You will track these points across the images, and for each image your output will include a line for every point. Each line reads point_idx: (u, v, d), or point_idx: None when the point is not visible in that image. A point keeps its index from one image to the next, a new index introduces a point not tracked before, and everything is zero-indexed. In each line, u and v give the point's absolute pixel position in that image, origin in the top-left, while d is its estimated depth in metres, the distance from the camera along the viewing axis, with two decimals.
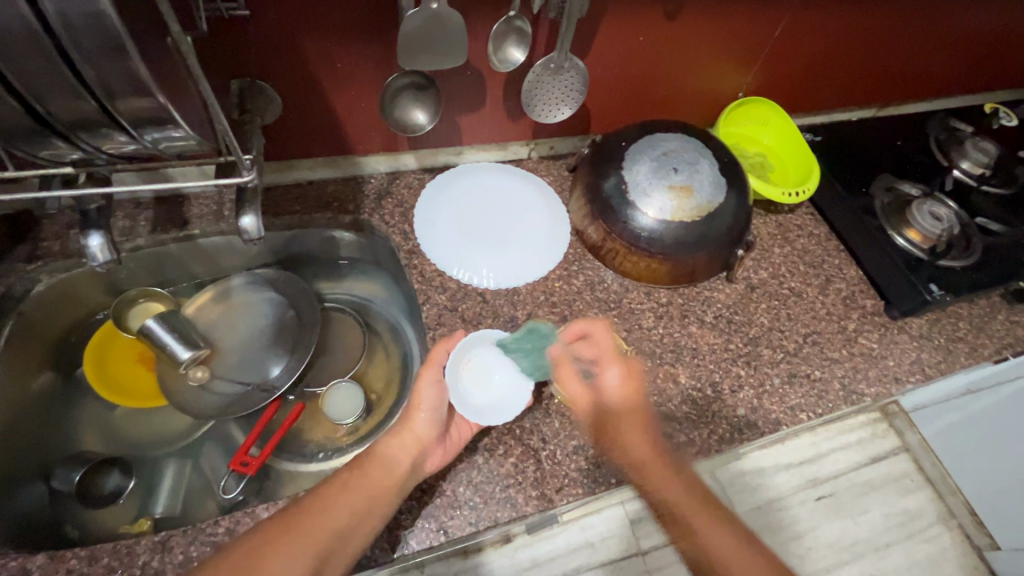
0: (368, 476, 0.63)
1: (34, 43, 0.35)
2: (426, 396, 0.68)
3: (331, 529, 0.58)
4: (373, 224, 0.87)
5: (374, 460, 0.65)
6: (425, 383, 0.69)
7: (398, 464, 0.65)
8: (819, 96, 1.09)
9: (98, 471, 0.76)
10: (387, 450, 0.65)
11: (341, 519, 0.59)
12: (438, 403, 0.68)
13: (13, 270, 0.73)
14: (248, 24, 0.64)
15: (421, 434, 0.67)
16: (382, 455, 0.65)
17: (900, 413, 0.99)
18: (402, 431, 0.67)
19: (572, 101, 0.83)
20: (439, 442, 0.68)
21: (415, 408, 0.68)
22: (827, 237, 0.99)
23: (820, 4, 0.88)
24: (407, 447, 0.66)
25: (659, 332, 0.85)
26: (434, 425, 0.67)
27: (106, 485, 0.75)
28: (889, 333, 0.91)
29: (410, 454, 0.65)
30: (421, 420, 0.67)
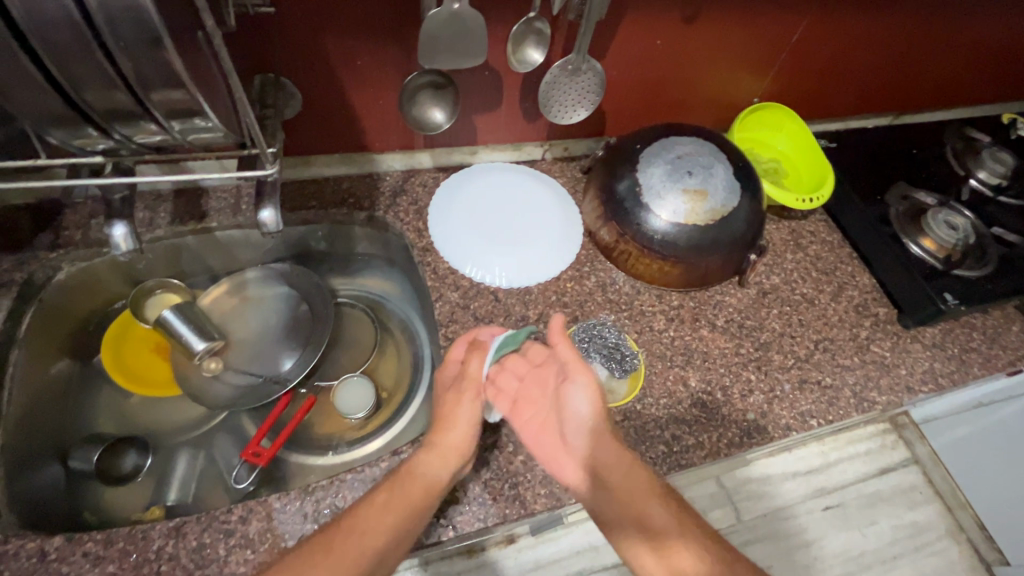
0: (405, 498, 0.59)
1: (76, 32, 0.36)
2: (458, 413, 0.64)
3: (369, 555, 0.55)
4: (388, 221, 0.88)
5: (410, 480, 0.61)
6: (460, 403, 0.65)
7: (435, 483, 0.61)
8: (835, 102, 1.08)
9: (113, 453, 0.78)
10: (423, 469, 0.61)
11: (378, 545, 0.56)
12: (470, 421, 0.64)
13: (36, 257, 0.74)
14: (272, 20, 0.65)
15: (454, 451, 0.63)
16: (418, 473, 0.61)
17: (911, 425, 1.01)
18: (439, 446, 0.63)
19: (588, 103, 0.84)
20: (469, 457, 0.65)
21: (447, 424, 0.64)
22: (841, 244, 0.99)
23: (838, 11, 0.88)
24: (445, 464, 0.62)
25: (670, 335, 0.85)
26: (468, 442, 0.64)
27: (123, 465, 0.78)
28: (902, 341, 0.91)
29: (448, 472, 0.62)
30: (455, 437, 0.63)
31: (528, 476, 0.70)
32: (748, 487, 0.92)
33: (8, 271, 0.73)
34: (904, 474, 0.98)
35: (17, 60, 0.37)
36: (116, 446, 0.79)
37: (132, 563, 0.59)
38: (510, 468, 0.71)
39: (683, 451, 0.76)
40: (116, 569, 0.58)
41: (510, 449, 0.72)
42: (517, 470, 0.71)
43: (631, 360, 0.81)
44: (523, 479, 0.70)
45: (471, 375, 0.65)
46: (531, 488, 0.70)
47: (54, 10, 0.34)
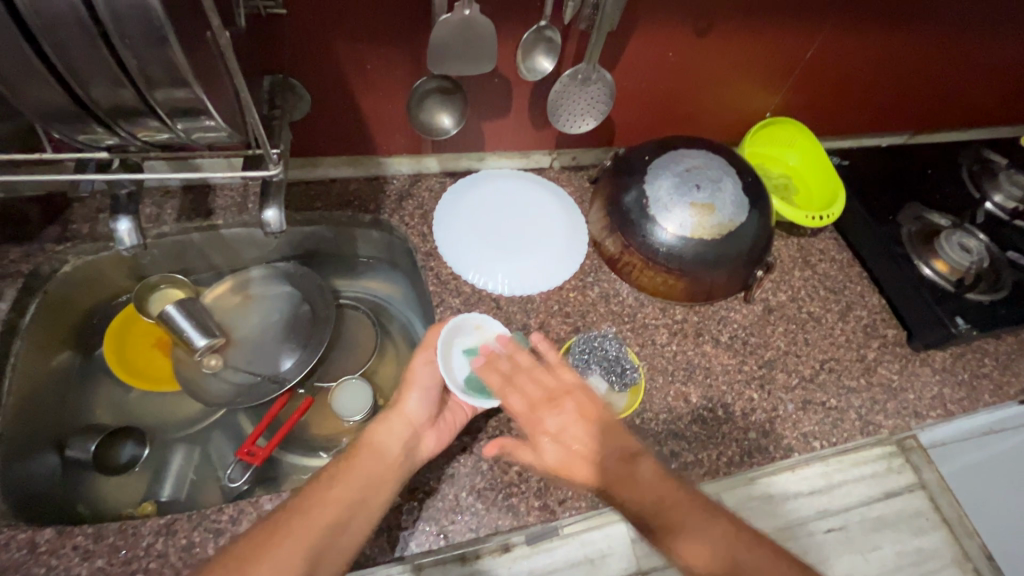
0: (357, 466, 0.62)
1: (83, 30, 0.36)
2: (420, 376, 0.70)
3: (325, 522, 0.57)
4: (393, 225, 0.88)
5: (363, 449, 0.64)
6: (419, 364, 0.70)
7: (389, 451, 0.64)
8: (848, 120, 1.07)
9: (109, 445, 0.78)
10: (375, 437, 0.65)
11: (334, 512, 0.58)
12: (432, 383, 0.70)
13: (43, 250, 0.75)
14: (284, 22, 0.66)
15: (412, 416, 0.67)
16: (371, 441, 0.64)
17: (918, 448, 0.93)
18: (393, 415, 0.67)
19: (597, 113, 0.84)
20: (429, 425, 0.68)
21: (407, 388, 0.69)
22: (850, 263, 0.97)
23: (854, 28, 0.87)
24: (398, 432, 0.66)
25: (672, 349, 0.84)
26: (425, 408, 0.68)
27: (120, 456, 0.78)
28: (910, 365, 0.89)
29: (401, 440, 0.65)
30: (412, 403, 0.68)
31: (523, 488, 0.69)
32: (750, 504, 0.86)
33: (15, 262, 0.74)
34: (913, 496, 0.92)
35: (24, 55, 0.37)
36: (112, 437, 0.79)
37: (121, 559, 0.59)
38: (505, 479, 0.70)
39: (682, 469, 0.75)
40: (105, 564, 0.58)
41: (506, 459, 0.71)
42: (512, 480, 0.70)
43: (631, 373, 0.79)
44: (517, 490, 0.69)
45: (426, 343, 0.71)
46: (526, 499, 0.69)
47: (62, 7, 0.35)
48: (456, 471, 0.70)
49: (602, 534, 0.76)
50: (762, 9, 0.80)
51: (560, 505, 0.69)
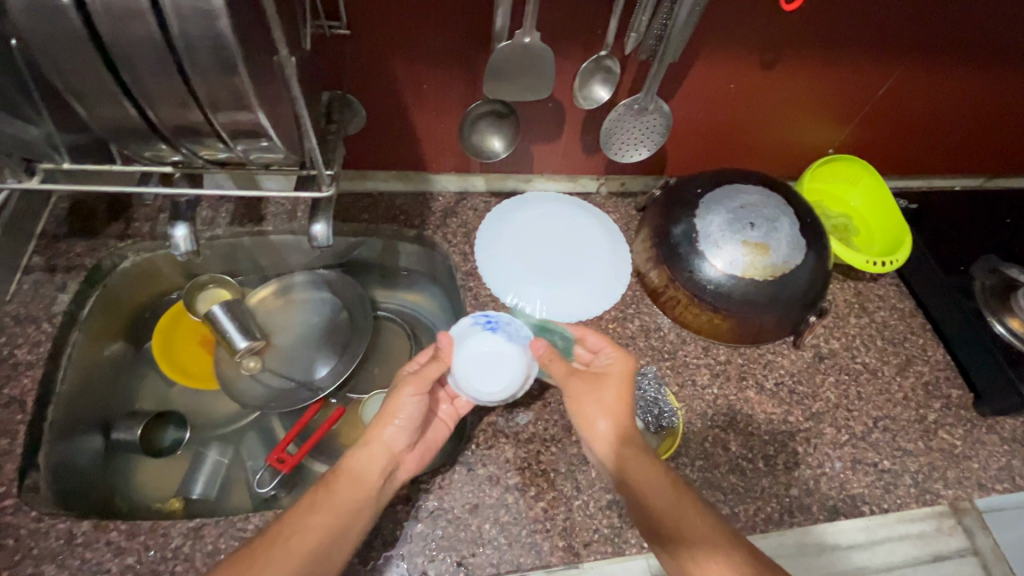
0: (336, 493, 0.59)
1: (160, 56, 0.38)
2: (402, 406, 0.64)
3: (309, 554, 0.55)
4: (435, 241, 0.87)
5: (343, 476, 0.61)
6: (405, 394, 0.64)
7: (370, 478, 0.61)
8: (920, 160, 1.01)
9: (153, 427, 0.82)
10: (355, 465, 0.62)
11: (314, 544, 0.55)
12: (412, 417, 0.64)
13: (106, 246, 0.78)
14: (348, 42, 0.67)
15: (391, 443, 0.63)
16: (354, 471, 0.61)
17: (974, 511, 0.78)
18: (371, 443, 0.63)
19: (651, 143, 0.82)
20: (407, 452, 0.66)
21: (385, 418, 0.64)
22: (912, 313, 0.91)
23: (933, 67, 0.82)
24: (380, 457, 0.63)
25: (713, 392, 0.81)
26: (403, 436, 0.64)
27: (163, 439, 0.82)
28: (975, 430, 0.82)
29: (383, 464, 0.63)
30: (391, 431, 0.63)
31: (548, 525, 0.67)
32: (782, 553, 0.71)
33: (80, 255, 0.77)
34: (963, 561, 0.79)
35: (101, 76, 0.39)
36: (155, 421, 0.82)
37: (151, 557, 0.60)
38: (529, 514, 0.68)
39: None
40: (135, 561, 0.60)
41: (532, 494, 0.69)
42: (538, 516, 0.68)
43: (669, 417, 0.77)
44: (541, 527, 0.67)
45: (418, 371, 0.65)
46: (550, 538, 0.67)
47: (141, 35, 0.36)
48: (481, 501, 0.68)
49: (622, 569, 0.66)
50: (835, 43, 0.76)
51: (584, 547, 0.67)
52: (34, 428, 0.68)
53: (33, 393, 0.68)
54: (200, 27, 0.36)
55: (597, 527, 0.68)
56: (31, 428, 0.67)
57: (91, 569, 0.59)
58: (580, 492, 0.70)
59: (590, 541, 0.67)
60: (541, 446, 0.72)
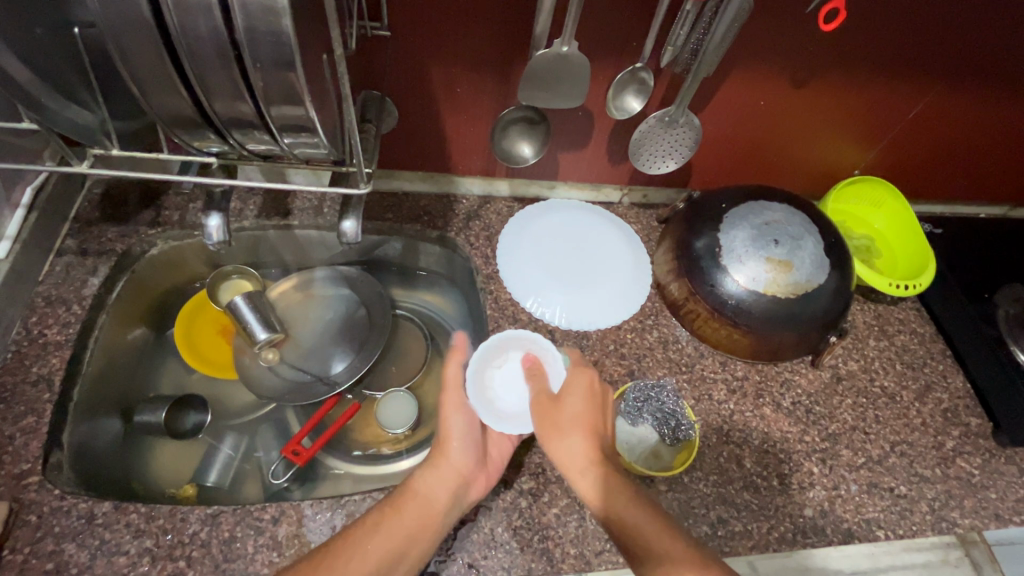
0: (402, 513, 0.60)
1: (222, 48, 0.39)
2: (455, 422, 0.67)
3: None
4: (458, 243, 0.88)
5: (411, 499, 0.61)
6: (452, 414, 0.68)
7: (436, 499, 0.62)
8: (945, 185, 1.00)
9: (175, 411, 0.81)
10: (421, 486, 0.63)
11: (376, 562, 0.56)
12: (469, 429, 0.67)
13: (136, 232, 0.79)
14: (387, 44, 0.68)
15: (457, 462, 0.64)
16: (417, 493, 0.62)
17: (980, 543, 0.79)
18: (439, 463, 0.64)
19: (680, 156, 0.82)
20: (477, 468, 0.65)
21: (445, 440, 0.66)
22: (933, 339, 0.91)
23: (964, 93, 0.82)
24: (446, 481, 0.63)
25: (730, 408, 0.80)
26: (469, 452, 0.65)
27: (186, 422, 0.82)
28: (994, 460, 0.81)
29: (449, 488, 0.62)
30: (456, 449, 0.65)
31: (560, 532, 0.67)
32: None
33: (111, 240, 0.79)
34: None
35: (164, 67, 0.41)
36: (177, 406, 0.82)
37: (168, 541, 0.61)
38: (542, 520, 0.68)
39: (728, 538, 0.71)
40: (152, 544, 0.61)
41: (545, 499, 0.69)
42: (550, 523, 0.68)
43: (685, 430, 0.76)
44: (553, 535, 0.67)
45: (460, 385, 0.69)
46: (561, 545, 0.67)
47: (207, 30, 0.38)
48: (495, 504, 0.68)
49: None
50: (867, 67, 0.77)
51: (595, 556, 0.67)
52: (59, 408, 0.69)
53: (60, 372, 0.70)
54: (264, 24, 0.37)
55: (609, 536, 0.68)
56: (57, 409, 0.68)
57: (110, 550, 0.60)
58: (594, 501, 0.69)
59: (601, 550, 0.67)
60: None
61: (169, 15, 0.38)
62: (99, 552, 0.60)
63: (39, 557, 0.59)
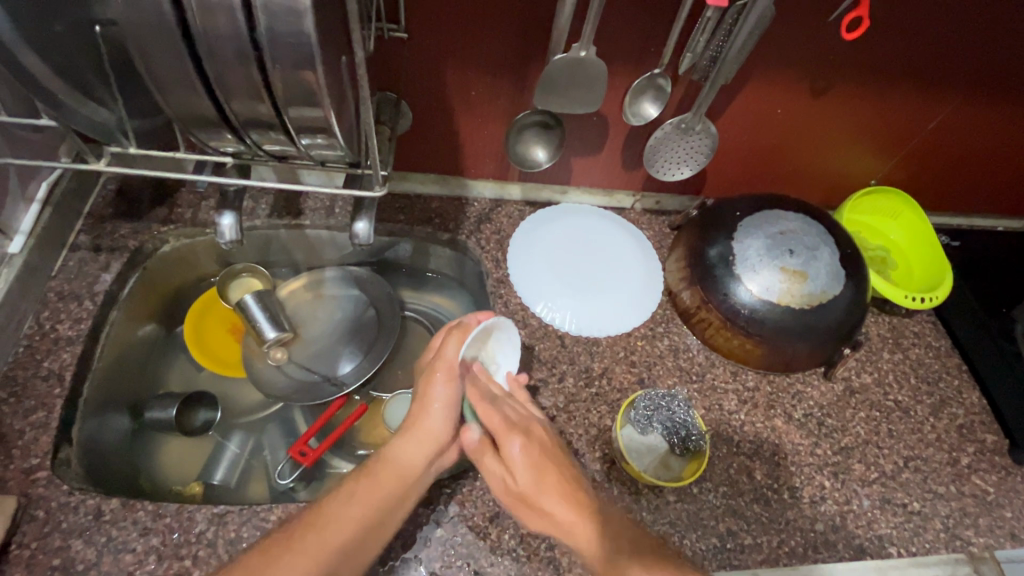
0: (375, 482, 0.63)
1: (243, 49, 0.39)
2: (436, 395, 0.68)
3: (343, 541, 0.58)
4: (468, 246, 0.88)
5: (385, 467, 0.64)
6: (437, 383, 0.68)
7: (411, 467, 0.64)
8: (965, 196, 0.99)
9: (186, 407, 0.82)
10: (395, 455, 0.65)
11: (351, 528, 0.59)
12: (450, 402, 0.68)
13: (149, 229, 0.80)
14: (404, 46, 0.68)
15: (435, 432, 0.67)
16: (394, 461, 0.64)
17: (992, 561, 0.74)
18: (414, 432, 0.66)
19: (695, 163, 0.82)
20: (451, 439, 0.68)
21: (425, 411, 0.68)
22: (948, 353, 0.89)
23: (986, 105, 0.81)
24: (421, 448, 0.66)
25: (741, 419, 0.79)
26: (447, 424, 0.68)
27: (196, 419, 0.83)
28: (1010, 478, 0.80)
29: (424, 456, 0.65)
30: (436, 420, 0.67)
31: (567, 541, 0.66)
32: None
33: (124, 237, 0.79)
34: None
35: (185, 68, 0.41)
36: (188, 403, 0.82)
37: (174, 540, 0.61)
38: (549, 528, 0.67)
39: (738, 551, 0.70)
40: (159, 542, 0.61)
41: None
42: None
43: (696, 440, 0.75)
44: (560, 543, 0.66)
45: (446, 358, 0.68)
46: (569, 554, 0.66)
47: (228, 30, 0.38)
48: (502, 511, 0.68)
49: None
50: (888, 76, 0.76)
51: None
52: (69, 404, 0.69)
53: (71, 368, 0.70)
54: (286, 23, 0.37)
55: None
56: (67, 404, 0.69)
57: (117, 547, 0.60)
58: None
59: None
60: None
61: (192, 14, 0.38)
62: (105, 549, 0.60)
63: (46, 553, 0.59)
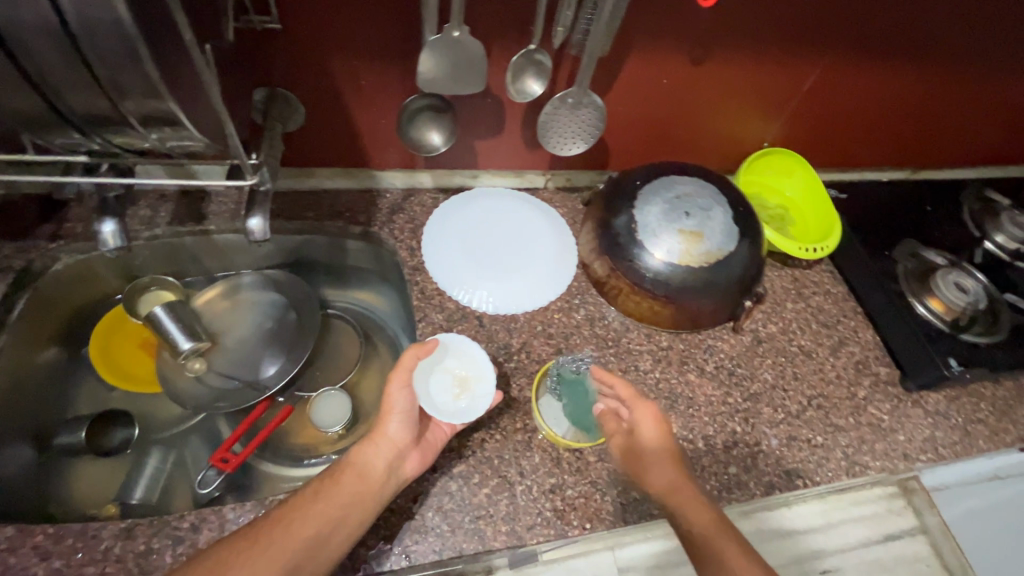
0: (340, 484, 0.61)
1: (58, 37, 0.41)
2: (395, 402, 0.65)
3: (305, 538, 0.56)
4: (382, 238, 0.87)
5: (347, 470, 0.62)
6: (395, 388, 0.65)
7: (373, 470, 0.62)
8: (851, 151, 1.06)
9: (100, 428, 0.80)
10: (357, 458, 0.63)
11: (315, 528, 0.57)
12: (410, 407, 0.66)
13: (37, 247, 0.76)
14: (280, 37, 0.68)
15: (395, 438, 0.65)
16: (355, 463, 0.62)
17: (921, 492, 0.86)
18: (374, 437, 0.64)
19: (587, 137, 0.84)
20: (412, 446, 0.67)
21: (386, 416, 0.65)
22: (844, 297, 0.96)
23: (851, 62, 0.87)
24: (382, 452, 0.64)
25: (655, 377, 0.83)
26: (408, 430, 0.66)
27: (113, 438, 0.80)
28: (902, 405, 0.86)
29: (385, 459, 0.63)
30: (394, 426, 0.65)
31: (490, 511, 0.68)
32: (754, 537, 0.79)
33: (9, 257, 0.75)
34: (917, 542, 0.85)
35: None
36: (103, 423, 0.81)
37: (79, 560, 0.59)
38: (473, 501, 0.69)
39: None
40: (62, 565, 0.59)
41: (476, 481, 0.70)
42: (481, 503, 0.69)
43: None
44: (484, 514, 0.68)
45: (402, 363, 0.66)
46: (493, 523, 0.68)
47: None
48: (425, 490, 0.69)
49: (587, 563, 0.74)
50: (755, 42, 0.81)
51: (528, 530, 0.68)
52: None
53: None
54: None
55: (540, 510, 0.69)
56: None
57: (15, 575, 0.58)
58: (524, 478, 0.71)
59: (533, 524, 0.68)
60: (485, 435, 0.73)
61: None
62: None
63: None
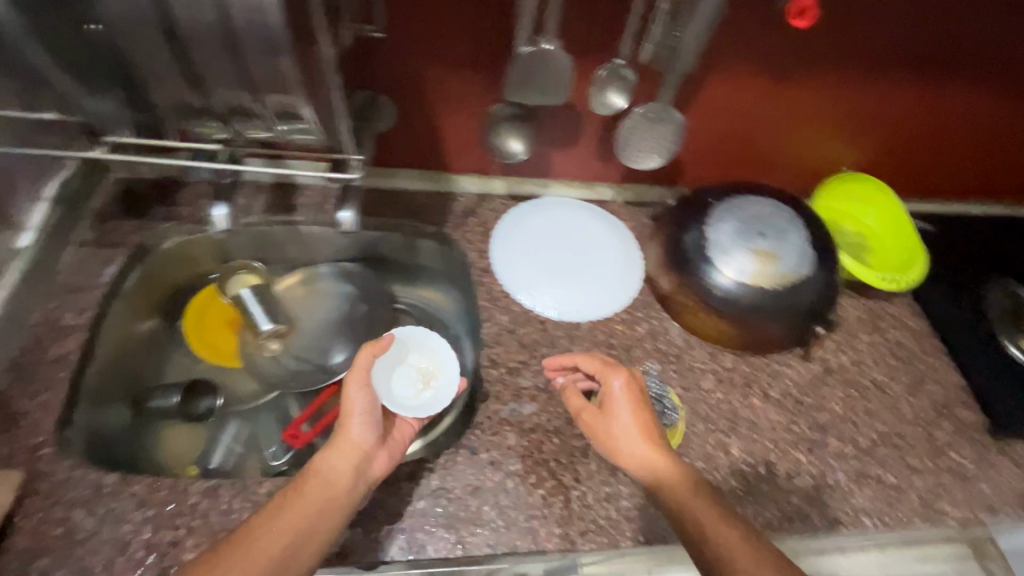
0: (304, 493, 0.59)
1: None
2: (355, 404, 0.66)
3: (273, 553, 0.54)
4: (454, 239, 0.89)
5: (307, 480, 0.60)
6: (353, 389, 0.66)
7: (338, 474, 0.61)
8: (940, 180, 1.01)
9: (190, 395, 0.86)
10: (322, 466, 0.61)
11: (284, 542, 0.55)
12: (370, 407, 0.66)
13: (152, 226, 0.84)
14: (384, 45, 0.73)
15: (358, 440, 0.64)
16: (322, 472, 0.61)
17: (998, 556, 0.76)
18: (339, 442, 0.64)
19: (665, 152, 0.84)
20: (378, 446, 0.66)
21: (345, 420, 0.65)
22: (926, 333, 0.91)
23: (948, 87, 0.84)
24: (346, 455, 0.63)
25: (717, 397, 0.82)
26: (369, 431, 0.65)
27: (200, 406, 0.86)
28: (987, 452, 0.81)
29: (350, 461, 0.62)
30: (355, 427, 0.65)
31: (545, 513, 0.69)
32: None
33: (128, 234, 0.83)
34: None
35: None
36: (191, 392, 0.86)
37: (170, 511, 0.64)
38: (528, 500, 0.70)
39: None
40: (155, 514, 0.64)
41: (532, 481, 0.71)
42: (537, 503, 0.70)
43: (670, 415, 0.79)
44: (538, 514, 0.69)
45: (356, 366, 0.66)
46: (546, 524, 0.69)
47: None
48: (483, 484, 0.70)
49: None
50: (845, 64, 0.79)
51: (580, 536, 0.68)
52: (75, 385, 0.73)
53: (75, 354, 0.74)
54: None
55: (594, 517, 0.70)
56: (72, 386, 0.73)
57: (115, 517, 0.64)
58: (579, 483, 0.72)
59: (585, 530, 0.69)
60: (543, 437, 0.74)
61: None
62: (105, 520, 0.64)
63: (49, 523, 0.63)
